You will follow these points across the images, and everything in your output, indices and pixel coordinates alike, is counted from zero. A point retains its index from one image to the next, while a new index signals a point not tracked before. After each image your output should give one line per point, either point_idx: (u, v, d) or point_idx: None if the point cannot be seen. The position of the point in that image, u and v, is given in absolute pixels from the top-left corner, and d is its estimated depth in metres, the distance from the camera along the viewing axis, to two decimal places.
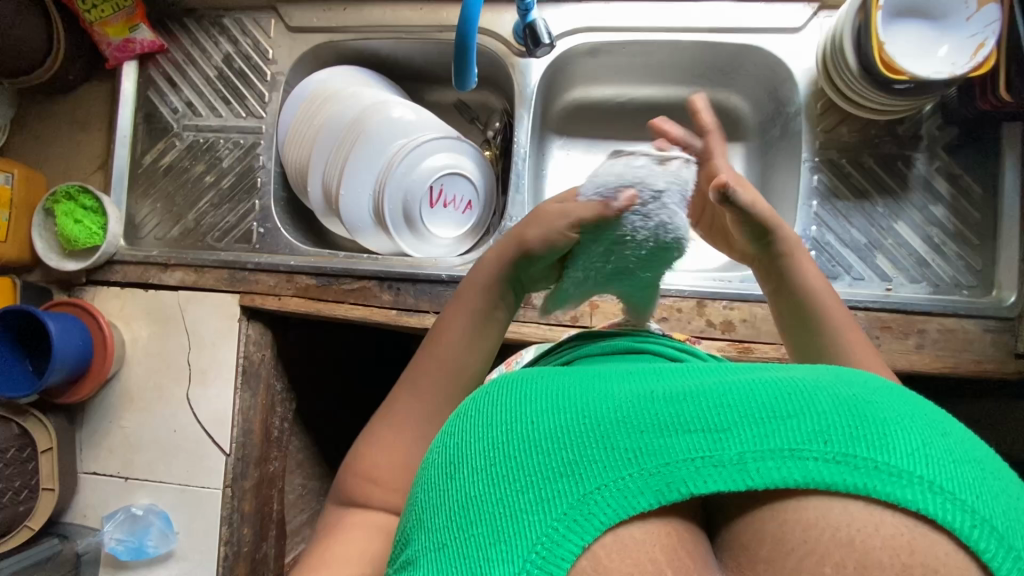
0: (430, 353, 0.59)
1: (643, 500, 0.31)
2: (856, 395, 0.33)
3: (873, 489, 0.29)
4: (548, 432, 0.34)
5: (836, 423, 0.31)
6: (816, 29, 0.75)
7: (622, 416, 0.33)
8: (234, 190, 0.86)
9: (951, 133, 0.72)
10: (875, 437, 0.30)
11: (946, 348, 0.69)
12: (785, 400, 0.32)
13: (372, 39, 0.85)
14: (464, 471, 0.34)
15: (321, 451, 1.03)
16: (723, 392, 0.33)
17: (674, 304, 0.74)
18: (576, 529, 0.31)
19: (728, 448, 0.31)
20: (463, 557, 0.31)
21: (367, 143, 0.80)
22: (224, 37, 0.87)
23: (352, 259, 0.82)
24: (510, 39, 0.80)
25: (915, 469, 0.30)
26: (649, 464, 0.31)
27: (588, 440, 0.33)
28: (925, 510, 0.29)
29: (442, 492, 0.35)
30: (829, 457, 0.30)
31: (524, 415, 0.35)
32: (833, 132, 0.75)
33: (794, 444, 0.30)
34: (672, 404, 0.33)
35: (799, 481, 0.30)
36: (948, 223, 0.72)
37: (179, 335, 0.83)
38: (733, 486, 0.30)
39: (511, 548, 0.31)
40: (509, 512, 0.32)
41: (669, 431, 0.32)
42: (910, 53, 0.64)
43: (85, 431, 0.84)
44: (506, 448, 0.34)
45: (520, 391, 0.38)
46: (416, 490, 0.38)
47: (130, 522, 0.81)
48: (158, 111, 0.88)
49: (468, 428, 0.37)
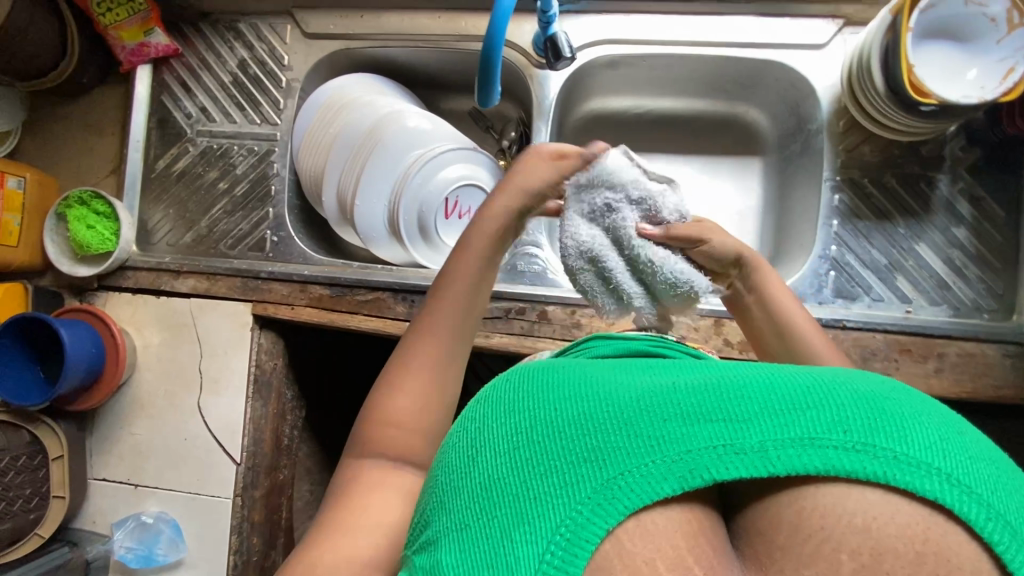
0: (429, 317, 0.59)
1: (666, 486, 0.30)
2: (872, 390, 0.32)
3: (891, 479, 0.29)
4: (569, 416, 0.33)
5: (854, 414, 0.30)
6: (840, 45, 0.74)
7: (644, 404, 0.33)
8: (247, 198, 0.85)
9: (974, 154, 0.71)
10: (891, 428, 0.30)
11: (966, 372, 0.68)
12: (805, 393, 0.32)
13: (389, 46, 0.84)
14: (486, 454, 0.34)
15: (329, 458, 1.02)
16: (744, 383, 0.33)
17: (692, 323, 0.73)
18: (600, 512, 0.30)
19: (750, 437, 0.30)
20: (487, 537, 0.31)
21: (383, 152, 0.79)
22: (240, 42, 0.86)
23: (366, 270, 0.81)
24: (529, 51, 0.79)
25: (933, 461, 0.29)
26: (672, 451, 0.31)
27: (611, 427, 0.32)
28: (942, 500, 0.29)
29: (464, 475, 0.34)
30: (849, 446, 0.30)
31: (544, 400, 0.35)
32: (856, 151, 0.74)
33: (813, 434, 0.30)
34: (693, 394, 0.33)
35: (821, 469, 0.30)
36: (970, 245, 0.71)
37: (191, 343, 0.83)
38: (755, 472, 0.30)
39: (534, 529, 0.30)
40: (533, 494, 0.31)
41: (692, 419, 0.31)
42: (937, 78, 0.63)
43: (96, 438, 0.83)
44: (526, 433, 0.34)
45: (538, 377, 0.37)
46: (435, 474, 0.38)
47: (140, 530, 0.81)
48: (172, 116, 0.87)
49: (488, 414, 0.37)
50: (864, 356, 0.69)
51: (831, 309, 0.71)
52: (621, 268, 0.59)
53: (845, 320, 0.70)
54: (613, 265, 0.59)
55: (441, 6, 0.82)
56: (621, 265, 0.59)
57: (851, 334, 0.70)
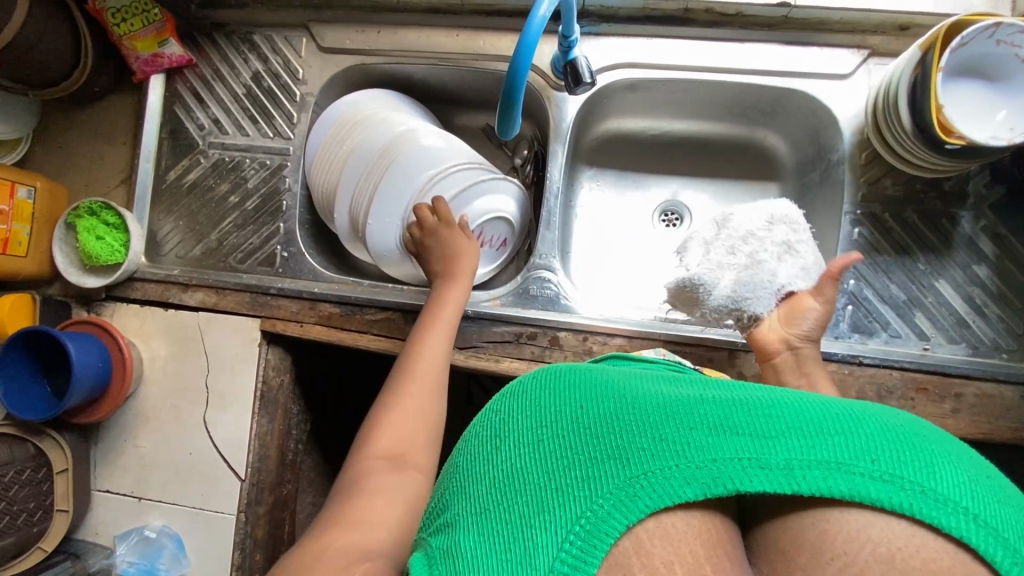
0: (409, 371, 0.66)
1: (689, 491, 0.34)
2: (903, 427, 0.36)
3: (917, 511, 0.33)
4: (599, 417, 0.38)
5: (882, 445, 0.34)
6: (864, 76, 0.73)
7: (671, 414, 0.37)
8: (258, 213, 0.84)
9: (997, 192, 0.70)
10: (921, 464, 0.34)
11: (982, 414, 0.67)
12: (833, 420, 0.36)
13: (406, 63, 0.83)
14: (514, 445, 0.40)
15: (332, 470, 1.03)
16: (771, 405, 0.37)
17: (706, 354, 0.72)
18: (621, 508, 0.34)
19: (775, 453, 0.34)
20: (507, 523, 0.35)
21: (397, 170, 0.78)
22: (254, 54, 0.85)
23: (376, 289, 0.80)
24: (548, 72, 0.78)
25: (961, 500, 0.33)
26: (696, 458, 0.35)
27: (637, 431, 0.37)
28: (968, 539, 0.32)
29: (490, 463, 0.40)
30: (875, 475, 0.33)
31: (580, 405, 0.40)
32: (877, 185, 0.73)
33: (840, 459, 0.34)
34: (722, 409, 0.37)
35: (845, 492, 0.33)
36: (991, 283, 0.70)
37: (199, 357, 0.82)
38: (779, 487, 0.33)
39: (556, 519, 0.34)
40: (558, 486, 0.35)
41: (718, 431, 0.35)
42: (966, 117, 0.62)
43: (100, 449, 0.83)
44: (557, 432, 0.38)
45: (576, 384, 0.42)
46: (461, 463, 0.43)
47: (143, 544, 0.81)
48: (184, 127, 0.86)
49: (523, 411, 0.42)
50: (880, 394, 0.68)
51: (848, 344, 0.70)
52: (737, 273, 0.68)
53: (862, 356, 0.69)
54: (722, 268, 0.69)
55: (459, 24, 0.81)
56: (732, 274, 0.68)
57: (867, 370, 0.69)
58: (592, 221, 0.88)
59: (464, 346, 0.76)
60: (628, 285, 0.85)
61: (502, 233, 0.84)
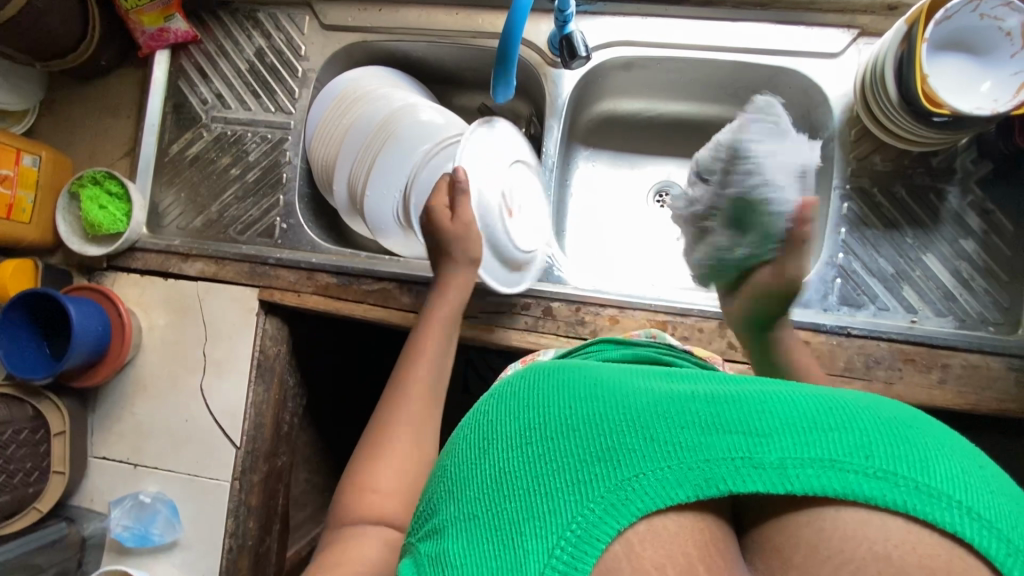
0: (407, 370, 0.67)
1: (681, 492, 0.32)
2: (895, 419, 0.34)
3: (912, 508, 0.31)
4: (588, 417, 0.36)
5: (875, 440, 0.32)
6: (853, 56, 0.75)
7: (662, 412, 0.35)
8: (258, 184, 0.86)
9: (985, 168, 0.72)
10: (914, 458, 0.32)
11: (968, 385, 0.68)
12: (828, 415, 0.33)
13: (406, 41, 0.85)
14: (501, 447, 0.37)
15: (325, 446, 1.04)
16: (766, 401, 0.35)
17: (696, 323, 0.73)
18: (613, 512, 0.32)
19: (769, 452, 0.32)
20: (497, 529, 0.34)
21: (395, 145, 0.80)
22: (258, 31, 0.87)
23: (373, 260, 0.81)
24: (545, 50, 0.80)
25: (954, 493, 0.31)
26: (688, 459, 0.33)
27: (627, 431, 0.34)
28: (962, 533, 0.30)
29: (477, 466, 0.37)
30: (868, 472, 0.31)
31: (566, 402, 0.37)
32: (866, 160, 0.74)
33: (834, 456, 0.32)
34: (713, 405, 0.35)
35: (839, 491, 0.31)
36: (978, 258, 0.71)
37: (197, 326, 0.83)
38: (773, 488, 0.32)
39: (546, 524, 0.32)
40: (547, 489, 0.34)
41: (711, 430, 0.33)
42: (951, 89, 0.63)
43: (97, 416, 0.84)
44: (543, 432, 0.36)
45: (564, 380, 0.40)
46: (448, 464, 0.41)
47: (138, 509, 0.81)
48: (188, 102, 0.88)
49: (509, 409, 0.39)
50: (867, 364, 0.69)
51: (836, 316, 0.71)
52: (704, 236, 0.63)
53: (850, 328, 0.70)
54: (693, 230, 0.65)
55: (459, 3, 0.83)
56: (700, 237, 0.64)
57: (856, 341, 0.70)
58: (588, 199, 0.89)
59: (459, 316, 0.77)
60: (621, 261, 0.86)
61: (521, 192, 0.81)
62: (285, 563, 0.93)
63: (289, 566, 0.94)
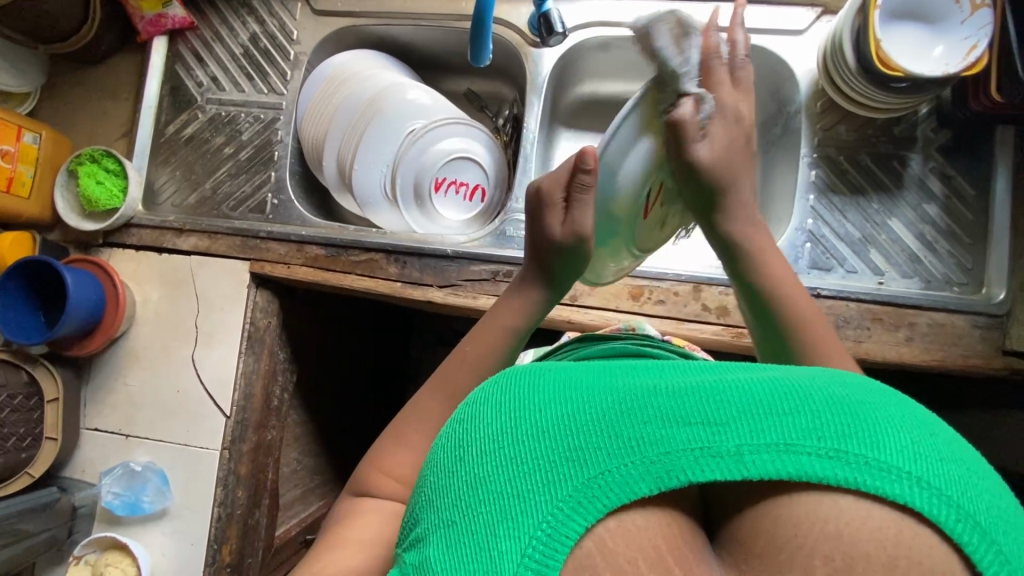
0: (461, 361, 0.59)
1: (644, 487, 0.31)
2: (848, 395, 0.32)
3: (863, 484, 0.30)
4: (551, 417, 0.33)
5: (827, 420, 0.31)
6: (818, 32, 0.78)
7: (624, 407, 0.33)
8: (251, 162, 0.89)
9: (945, 135, 0.75)
10: (865, 434, 0.30)
11: (936, 341, 0.70)
12: (782, 398, 0.32)
13: (392, 25, 0.89)
14: (471, 452, 0.34)
15: (316, 426, 1.06)
16: (722, 386, 0.33)
17: (672, 287, 0.76)
18: (580, 510, 0.31)
19: (726, 441, 0.31)
20: (472, 534, 0.32)
21: (382, 122, 0.84)
22: (252, 17, 0.91)
23: (361, 232, 0.84)
24: (525, 31, 0.84)
25: (905, 465, 0.30)
26: (650, 453, 0.31)
27: (591, 428, 0.32)
28: (913, 505, 0.29)
29: (451, 472, 0.34)
30: (823, 453, 0.30)
31: (531, 401, 0.35)
32: (832, 130, 0.78)
33: (789, 440, 0.30)
34: (673, 396, 0.33)
35: (794, 474, 0.30)
36: (941, 222, 0.74)
37: (190, 299, 0.85)
38: (730, 476, 0.31)
39: (518, 526, 0.31)
40: (517, 492, 0.32)
41: (670, 422, 0.32)
42: (906, 55, 0.68)
43: (91, 387, 0.86)
44: (508, 433, 0.33)
45: (526, 377, 0.37)
46: (423, 472, 0.38)
47: (128, 477, 0.83)
48: (184, 85, 0.92)
49: (478, 412, 0.36)
50: (837, 324, 0.72)
51: (807, 279, 0.74)
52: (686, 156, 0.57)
53: (820, 288, 0.72)
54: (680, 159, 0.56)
55: None
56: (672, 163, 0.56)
57: (825, 301, 0.72)
58: None
59: (444, 285, 0.80)
60: None
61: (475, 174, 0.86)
62: (275, 540, 0.94)
63: (279, 544, 0.95)
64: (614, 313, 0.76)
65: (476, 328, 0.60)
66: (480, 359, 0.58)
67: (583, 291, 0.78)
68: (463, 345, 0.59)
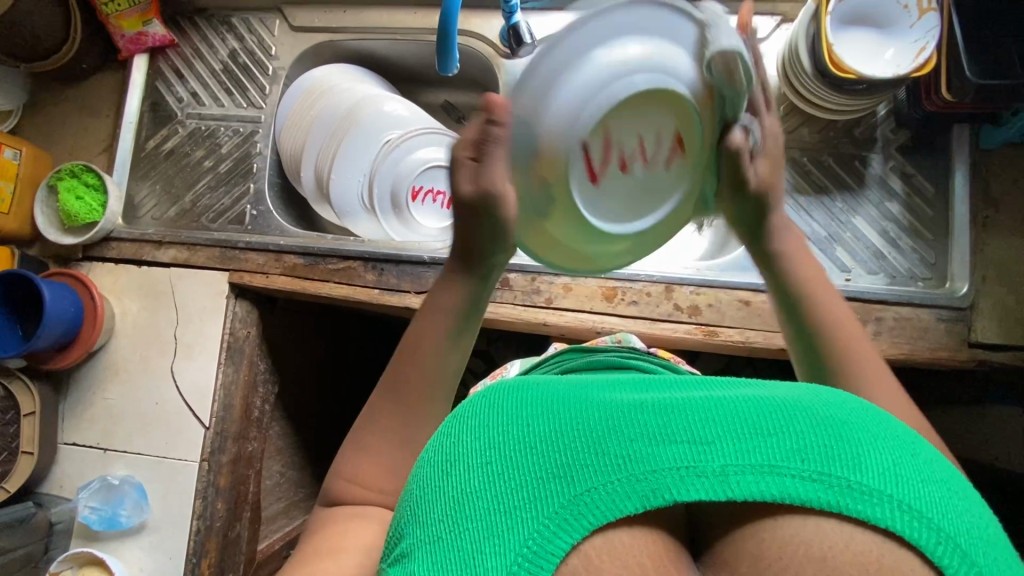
0: (406, 363, 0.55)
1: (630, 504, 0.32)
2: (832, 416, 0.34)
3: (844, 506, 0.31)
4: (542, 435, 0.34)
5: (811, 442, 0.32)
6: (778, 40, 0.81)
7: (613, 426, 0.34)
8: (230, 174, 0.91)
9: (904, 136, 0.78)
10: (848, 456, 0.32)
11: (902, 336, 0.71)
12: (767, 418, 0.33)
13: (368, 39, 0.91)
14: (459, 468, 0.35)
15: (298, 438, 1.05)
16: (709, 406, 0.34)
17: (644, 288, 0.77)
18: (566, 527, 0.32)
19: (712, 460, 0.32)
20: (457, 550, 0.32)
21: (358, 132, 0.86)
22: (232, 34, 0.94)
23: (339, 241, 0.85)
24: (496, 42, 0.86)
25: (886, 488, 0.31)
26: (636, 471, 0.32)
27: (581, 447, 0.33)
28: (893, 527, 0.30)
29: (439, 488, 0.35)
30: (806, 475, 0.31)
31: (521, 419, 0.36)
32: (795, 133, 0.80)
33: (773, 461, 0.32)
34: (660, 415, 0.34)
35: (777, 496, 0.31)
36: (903, 219, 0.76)
37: (169, 310, 0.85)
38: (713, 496, 0.31)
39: (504, 542, 0.32)
40: (505, 509, 0.32)
41: (657, 440, 0.33)
42: (859, 57, 0.71)
43: (69, 402, 0.85)
44: (499, 450, 0.34)
45: (518, 394, 0.38)
46: (410, 485, 0.38)
47: (105, 491, 0.82)
48: (164, 101, 0.94)
49: (467, 426, 0.37)
50: None
51: None
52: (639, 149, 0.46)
53: None
54: (629, 144, 0.45)
55: (417, 3, 0.89)
56: (614, 148, 0.45)
57: None
58: None
59: (422, 291, 0.81)
60: None
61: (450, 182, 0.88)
62: (255, 555, 0.92)
63: (260, 559, 0.93)
64: (589, 314, 0.78)
65: (416, 325, 0.56)
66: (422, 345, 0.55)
67: (558, 294, 0.79)
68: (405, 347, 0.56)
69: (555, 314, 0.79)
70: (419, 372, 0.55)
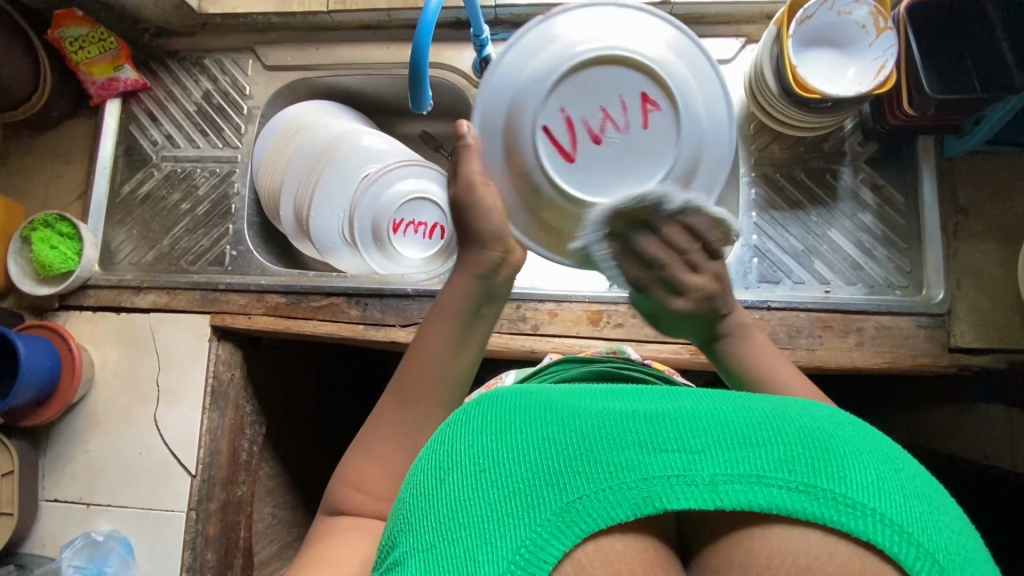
0: (415, 364, 0.58)
1: (621, 512, 0.32)
2: (819, 428, 0.34)
3: (829, 519, 0.31)
4: (535, 442, 0.34)
5: (800, 454, 0.32)
6: (744, 60, 0.83)
7: (605, 433, 0.34)
8: (208, 217, 0.91)
9: (871, 148, 0.80)
10: (834, 469, 0.32)
11: (883, 345, 0.72)
12: (755, 428, 0.33)
13: (342, 75, 0.92)
14: (453, 474, 0.34)
15: (289, 478, 1.03)
16: (699, 416, 0.34)
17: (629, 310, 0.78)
18: (558, 534, 0.31)
19: (702, 469, 0.32)
20: (449, 557, 0.31)
21: (337, 167, 0.86)
22: (205, 75, 0.94)
23: (321, 278, 0.84)
24: (469, 74, 0.88)
25: (869, 501, 0.31)
26: (627, 478, 0.32)
27: (572, 455, 0.33)
28: (875, 541, 0.30)
29: (431, 494, 0.34)
30: (794, 486, 0.31)
31: (514, 425, 0.35)
32: (767, 149, 0.82)
33: (762, 471, 0.32)
34: (651, 424, 0.34)
35: (764, 506, 0.31)
36: (876, 228, 0.78)
37: (150, 357, 0.84)
38: (702, 505, 0.31)
39: (496, 549, 0.31)
40: (498, 515, 0.32)
41: (649, 449, 0.33)
42: (822, 77, 0.73)
43: (49, 457, 0.83)
44: (492, 456, 0.34)
45: (512, 402, 0.38)
46: (403, 492, 0.38)
47: (90, 548, 0.79)
48: (138, 144, 0.93)
49: (461, 433, 0.37)
50: (790, 334, 0.73)
51: (757, 292, 0.76)
52: (607, 122, 0.56)
53: (770, 301, 0.74)
54: (592, 117, 0.56)
55: (389, 38, 0.91)
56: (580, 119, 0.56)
57: (777, 313, 0.74)
58: None
59: (407, 323, 0.80)
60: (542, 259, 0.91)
61: (432, 218, 0.87)
62: None
63: None
64: (575, 339, 0.78)
65: (423, 327, 0.60)
66: (431, 355, 0.58)
67: (543, 320, 0.80)
68: (412, 353, 0.59)
69: (541, 340, 0.79)
70: (426, 375, 0.57)
